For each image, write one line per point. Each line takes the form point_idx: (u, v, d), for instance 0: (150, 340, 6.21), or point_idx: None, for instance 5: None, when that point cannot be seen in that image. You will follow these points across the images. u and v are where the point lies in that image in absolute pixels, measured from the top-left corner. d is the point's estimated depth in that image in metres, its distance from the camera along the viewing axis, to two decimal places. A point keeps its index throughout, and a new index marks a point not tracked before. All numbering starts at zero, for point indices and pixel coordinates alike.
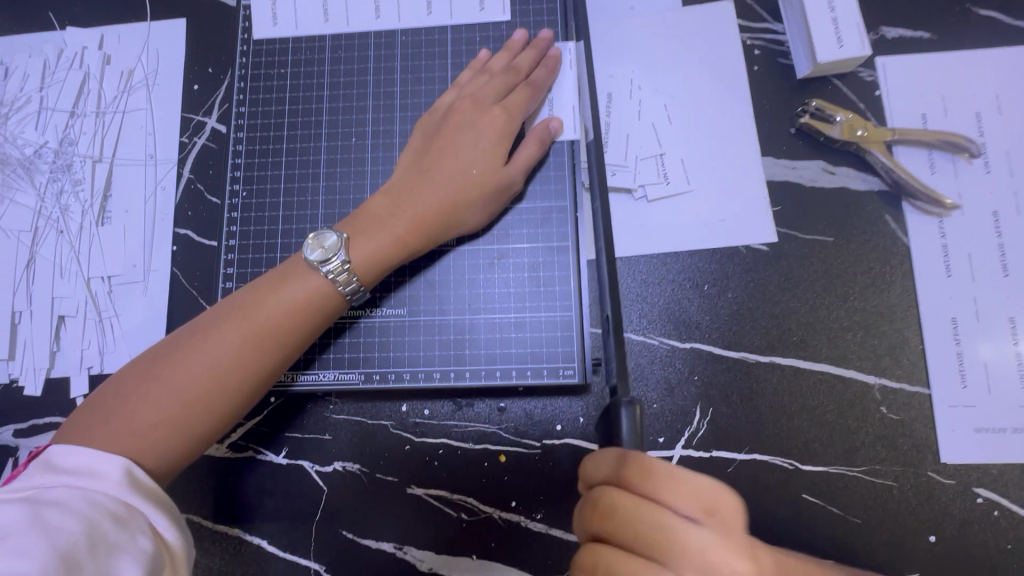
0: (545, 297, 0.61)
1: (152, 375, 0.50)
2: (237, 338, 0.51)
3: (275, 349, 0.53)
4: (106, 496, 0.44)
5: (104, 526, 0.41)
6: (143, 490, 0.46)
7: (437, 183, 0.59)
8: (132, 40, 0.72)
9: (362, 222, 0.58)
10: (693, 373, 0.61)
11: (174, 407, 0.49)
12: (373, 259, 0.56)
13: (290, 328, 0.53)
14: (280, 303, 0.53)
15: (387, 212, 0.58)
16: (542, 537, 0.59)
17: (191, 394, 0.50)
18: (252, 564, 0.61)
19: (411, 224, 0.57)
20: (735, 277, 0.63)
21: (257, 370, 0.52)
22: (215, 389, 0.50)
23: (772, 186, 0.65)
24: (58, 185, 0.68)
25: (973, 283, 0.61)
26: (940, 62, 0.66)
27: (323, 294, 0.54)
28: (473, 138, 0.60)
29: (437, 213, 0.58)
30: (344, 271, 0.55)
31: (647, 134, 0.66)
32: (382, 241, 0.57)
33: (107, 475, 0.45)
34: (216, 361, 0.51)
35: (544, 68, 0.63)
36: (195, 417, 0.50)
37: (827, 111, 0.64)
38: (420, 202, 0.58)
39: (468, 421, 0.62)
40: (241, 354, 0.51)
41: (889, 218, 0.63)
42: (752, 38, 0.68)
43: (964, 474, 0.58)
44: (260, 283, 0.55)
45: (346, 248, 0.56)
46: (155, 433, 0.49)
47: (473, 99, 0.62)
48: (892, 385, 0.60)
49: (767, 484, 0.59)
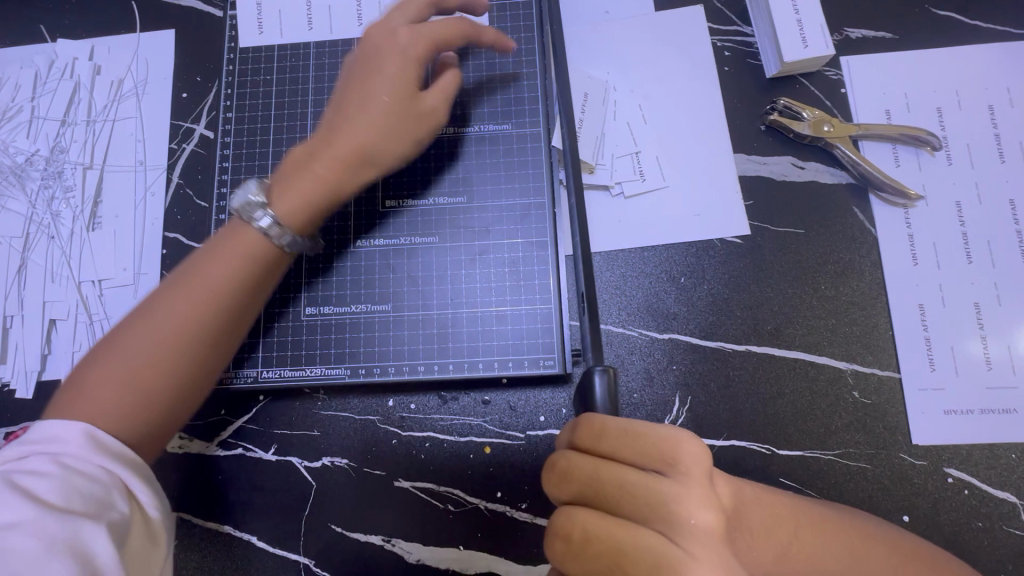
0: (526, 291, 0.63)
1: (102, 354, 0.46)
2: (185, 303, 0.48)
3: (223, 307, 0.49)
4: (74, 461, 0.41)
5: (80, 484, 0.40)
6: (114, 456, 0.43)
7: (358, 122, 0.57)
8: (122, 51, 0.74)
9: (286, 172, 0.56)
10: (671, 362, 0.63)
11: (138, 375, 0.45)
12: (300, 208, 0.54)
13: (236, 286, 0.50)
14: (223, 268, 0.50)
15: (311, 155, 0.56)
16: (528, 527, 0.61)
17: (145, 363, 0.46)
18: (242, 560, 0.62)
19: (333, 163, 0.56)
20: (710, 269, 0.65)
21: (216, 324, 0.49)
22: (172, 357, 0.47)
23: (744, 180, 0.67)
24: (49, 192, 0.70)
25: (938, 271, 0.64)
26: (901, 60, 0.69)
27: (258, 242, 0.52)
28: (382, 87, 0.58)
29: (354, 146, 0.57)
30: (275, 224, 0.52)
31: (623, 133, 0.69)
32: (308, 183, 0.55)
33: (70, 441, 0.42)
34: (167, 328, 0.47)
35: (452, 35, 0.61)
36: (153, 383, 0.46)
37: (795, 109, 0.67)
38: (340, 143, 0.56)
39: (454, 414, 0.63)
40: (192, 318, 0.48)
41: (856, 209, 0.66)
42: (721, 40, 0.71)
43: (935, 455, 0.60)
44: (201, 250, 0.52)
45: (267, 201, 0.53)
46: (115, 408, 0.44)
47: (394, 54, 0.59)
48: (864, 371, 0.62)
49: (745, 470, 0.60)
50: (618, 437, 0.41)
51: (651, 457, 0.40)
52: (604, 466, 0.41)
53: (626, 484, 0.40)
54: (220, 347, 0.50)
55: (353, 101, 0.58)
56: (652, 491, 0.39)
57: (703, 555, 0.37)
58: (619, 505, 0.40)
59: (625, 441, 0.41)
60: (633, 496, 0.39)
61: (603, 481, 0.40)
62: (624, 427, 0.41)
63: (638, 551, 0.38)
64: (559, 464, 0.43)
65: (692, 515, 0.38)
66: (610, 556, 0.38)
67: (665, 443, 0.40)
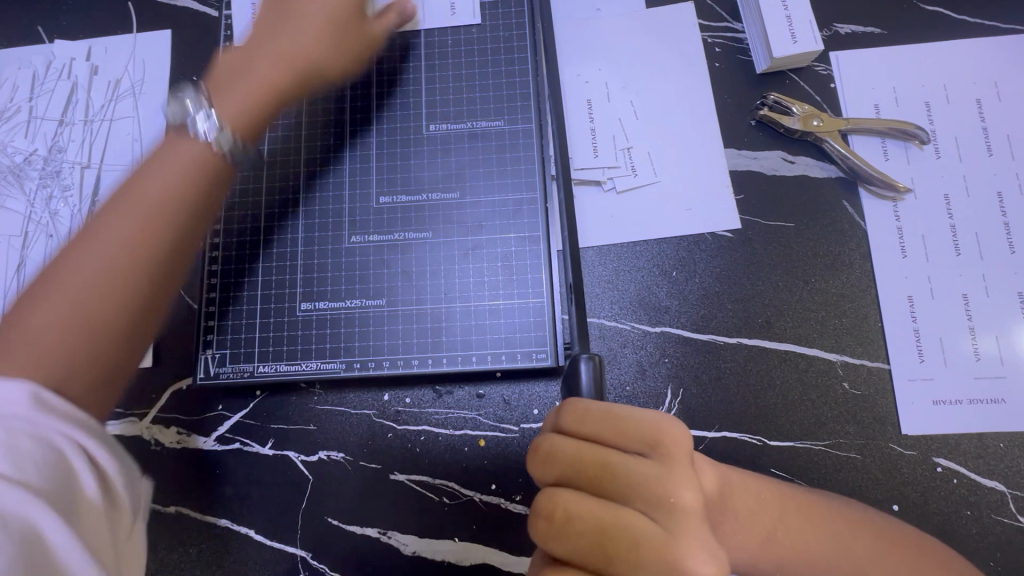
0: (519, 285, 0.64)
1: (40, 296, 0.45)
2: (132, 221, 0.48)
3: (178, 208, 0.50)
4: (14, 422, 0.39)
5: (46, 462, 0.39)
6: (56, 412, 0.40)
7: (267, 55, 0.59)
8: (119, 51, 0.75)
9: (222, 76, 0.58)
10: (663, 355, 0.64)
11: (65, 312, 0.45)
12: (242, 109, 0.56)
13: (182, 182, 0.50)
14: (165, 175, 0.50)
15: (244, 64, 0.58)
16: (522, 518, 0.61)
17: (81, 301, 0.45)
18: (240, 553, 0.62)
19: (268, 83, 0.58)
20: (702, 263, 0.66)
21: (144, 207, 0.48)
22: (108, 303, 0.46)
23: (734, 175, 0.68)
24: (47, 191, 0.71)
25: (926, 262, 0.64)
26: (890, 55, 0.70)
27: (200, 157, 0.52)
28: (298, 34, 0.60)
29: (280, 69, 0.58)
30: (224, 132, 0.53)
31: (615, 129, 0.69)
32: (245, 91, 0.57)
33: (11, 402, 0.39)
34: (109, 260, 0.46)
35: (393, 14, 0.67)
36: (93, 328, 0.45)
37: (785, 103, 0.67)
38: (254, 71, 0.58)
39: (448, 407, 0.64)
40: (131, 230, 0.47)
41: (846, 203, 0.66)
42: (712, 36, 0.71)
43: (924, 445, 0.60)
44: (149, 159, 0.52)
45: (206, 100, 0.54)
46: (47, 343, 0.43)
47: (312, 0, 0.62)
48: (854, 362, 0.63)
49: (736, 460, 0.61)
50: (603, 419, 0.42)
51: (634, 439, 0.41)
52: (587, 446, 0.41)
53: (607, 465, 0.40)
54: (165, 290, 0.50)
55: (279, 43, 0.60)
56: (634, 471, 0.40)
57: (683, 532, 0.38)
58: (602, 485, 0.40)
59: (609, 423, 0.41)
60: (616, 476, 0.40)
61: (585, 461, 0.41)
62: (609, 410, 0.42)
63: (621, 529, 0.38)
64: (543, 445, 0.42)
65: (672, 493, 0.39)
66: (594, 534, 0.38)
67: (650, 425, 0.41)
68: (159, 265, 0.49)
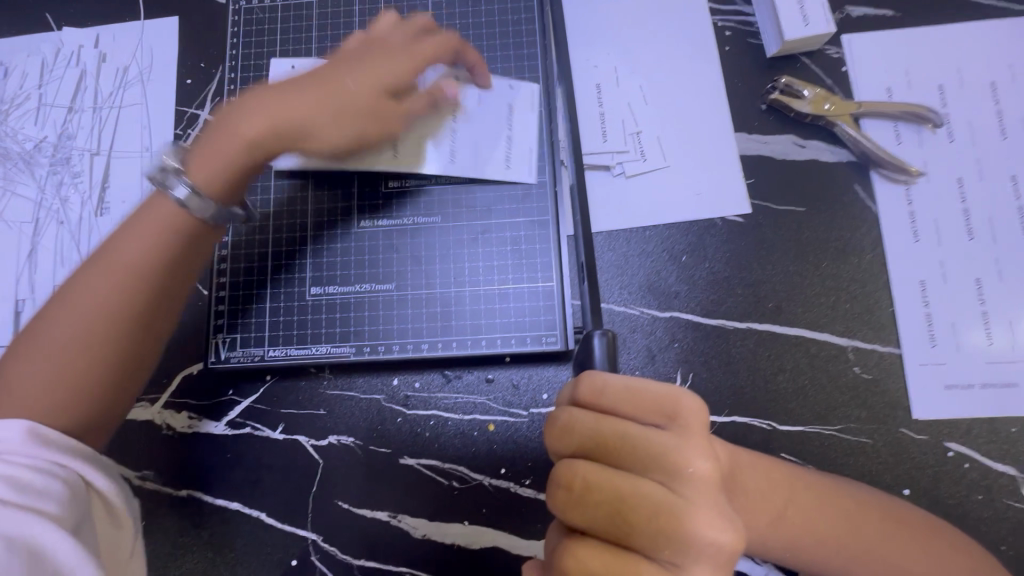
0: (528, 270, 0.64)
1: (42, 347, 0.50)
2: (106, 280, 0.51)
3: (151, 288, 0.52)
4: (16, 454, 0.45)
5: (28, 476, 0.44)
6: (54, 444, 0.47)
7: (291, 100, 0.58)
8: (127, 39, 0.75)
9: (219, 123, 0.58)
10: (673, 340, 0.64)
11: (59, 366, 0.49)
12: (213, 162, 0.55)
13: (153, 263, 0.53)
14: (121, 243, 0.53)
15: (294, 99, 0.58)
16: (531, 502, 0.62)
17: (70, 354, 0.50)
18: (251, 536, 0.63)
19: (255, 124, 0.56)
20: (711, 248, 0.66)
21: (128, 265, 0.52)
22: (90, 347, 0.50)
23: (745, 159, 0.67)
24: (57, 177, 0.71)
25: (939, 247, 0.64)
26: (902, 37, 0.69)
27: (170, 223, 0.54)
28: (356, 67, 0.60)
29: (264, 120, 0.57)
30: (190, 192, 0.54)
31: (624, 114, 0.69)
32: (219, 142, 0.56)
33: (9, 437, 0.46)
34: (88, 311, 0.50)
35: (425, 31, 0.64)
36: (77, 373, 0.50)
37: (795, 86, 0.67)
38: (266, 109, 0.57)
39: (458, 392, 0.64)
40: (106, 284, 0.51)
41: (857, 187, 0.66)
42: (722, 20, 0.71)
43: (935, 429, 0.60)
44: (122, 227, 0.55)
45: (184, 164, 0.55)
46: (37, 393, 0.48)
47: (379, 38, 0.62)
48: (865, 346, 0.62)
49: (746, 445, 0.61)
50: (621, 393, 0.42)
51: (652, 412, 0.41)
52: (607, 419, 0.41)
53: (626, 436, 0.40)
54: (141, 340, 0.53)
55: (321, 84, 0.59)
56: (652, 443, 0.39)
57: (700, 502, 0.38)
58: (621, 458, 0.40)
59: (628, 397, 0.41)
60: (635, 448, 0.40)
61: (604, 434, 0.41)
62: (628, 383, 0.42)
63: (639, 499, 0.38)
64: (561, 417, 0.42)
65: (691, 465, 0.39)
66: (611, 504, 0.39)
67: (666, 398, 0.41)
68: (135, 326, 0.52)
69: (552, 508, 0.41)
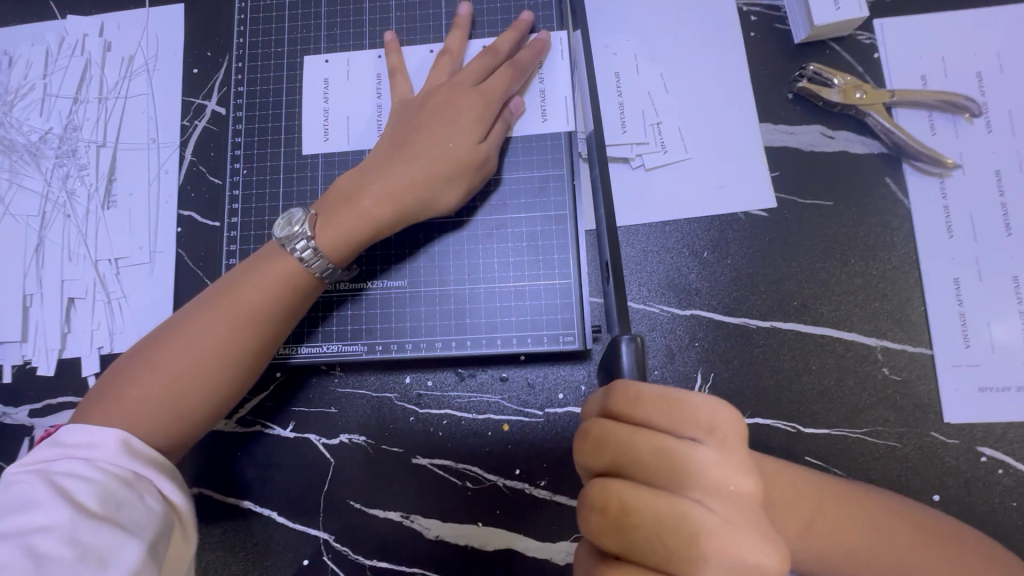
0: (544, 266, 0.62)
1: (143, 374, 0.51)
2: (218, 318, 0.53)
3: (260, 328, 0.54)
4: (108, 464, 0.46)
5: (112, 488, 0.44)
6: (144, 457, 0.48)
7: (410, 163, 0.58)
8: (132, 27, 0.73)
9: (334, 199, 0.58)
10: (693, 339, 0.62)
11: (159, 400, 0.51)
12: (341, 237, 0.57)
13: (268, 304, 0.55)
14: (258, 282, 0.55)
15: (377, 167, 0.59)
16: (547, 503, 0.60)
17: (173, 388, 0.51)
18: (263, 535, 0.62)
19: (381, 201, 0.57)
20: (735, 244, 0.63)
21: (244, 306, 0.54)
22: (196, 378, 0.52)
23: (770, 151, 0.64)
24: (63, 170, 0.70)
25: (975, 243, 0.61)
26: (939, 21, 0.65)
27: (295, 275, 0.56)
28: (450, 120, 0.60)
29: (409, 188, 0.58)
30: (311, 250, 0.56)
31: (644, 104, 0.66)
32: (352, 216, 0.57)
33: (108, 447, 0.47)
34: (197, 344, 0.52)
35: (529, 49, 0.63)
36: (180, 398, 0.51)
37: (825, 75, 0.64)
38: (388, 179, 0.58)
39: (471, 391, 0.63)
40: (223, 327, 0.53)
41: (889, 180, 0.63)
42: (747, 4, 0.68)
43: (968, 433, 0.58)
44: (244, 267, 0.57)
45: (313, 226, 0.57)
46: (141, 412, 0.50)
47: (452, 85, 0.62)
48: (894, 347, 0.60)
49: (769, 448, 0.59)
50: (655, 404, 0.39)
51: (689, 424, 0.39)
52: (642, 433, 0.39)
53: (665, 452, 0.38)
54: (243, 375, 0.54)
55: (407, 147, 0.59)
56: (692, 459, 0.38)
57: (742, 522, 0.36)
58: (659, 474, 0.38)
59: (665, 409, 0.39)
60: (672, 463, 0.38)
61: (641, 449, 0.39)
62: (663, 393, 0.39)
63: (679, 520, 0.36)
64: (594, 432, 0.41)
65: (730, 482, 0.37)
66: (649, 525, 0.37)
67: (705, 411, 0.39)
68: (241, 362, 0.54)
69: (585, 529, 0.39)
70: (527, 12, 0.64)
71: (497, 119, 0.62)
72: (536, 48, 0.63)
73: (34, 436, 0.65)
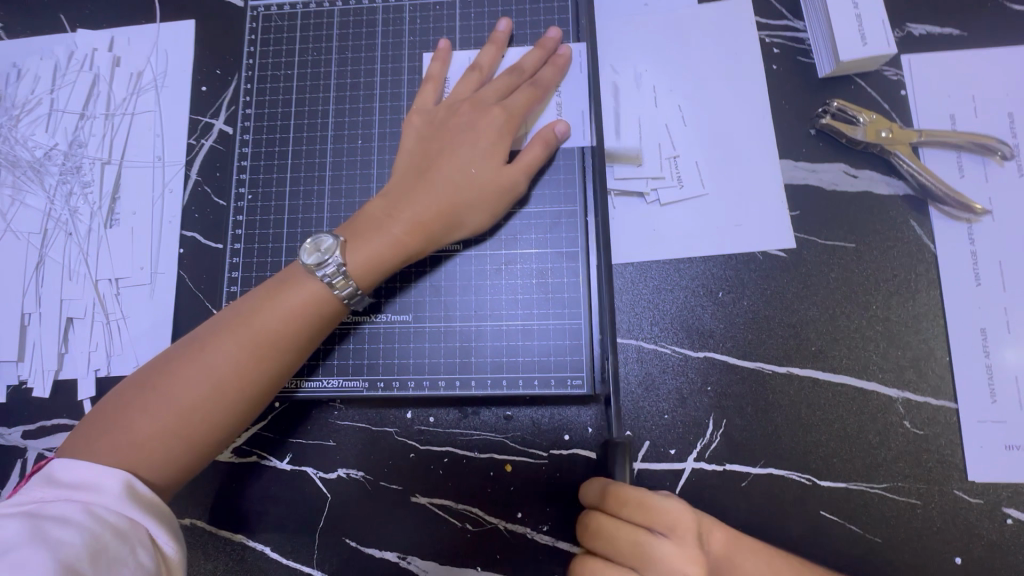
0: (554, 304, 0.60)
1: (153, 399, 0.49)
2: (236, 345, 0.51)
3: (277, 357, 0.52)
4: (106, 510, 0.44)
5: (106, 538, 0.42)
6: (143, 502, 0.46)
7: (434, 188, 0.57)
8: (142, 42, 0.72)
9: (360, 224, 0.56)
10: (706, 383, 0.59)
11: (169, 427, 0.49)
12: (370, 263, 0.55)
13: (287, 332, 0.53)
14: (279, 308, 0.53)
15: (402, 192, 0.57)
16: (549, 550, 0.58)
17: (184, 415, 0.49)
18: (254, 570, 0.60)
19: (410, 226, 0.56)
20: (751, 284, 0.61)
21: (263, 330, 0.52)
22: (209, 408, 0.50)
23: (791, 189, 0.62)
24: (67, 187, 0.69)
25: (1003, 292, 0.59)
26: (969, 60, 0.63)
27: (319, 299, 0.54)
28: (472, 140, 0.58)
29: (434, 212, 0.56)
30: (341, 275, 0.54)
31: (660, 136, 0.64)
32: (380, 242, 0.55)
33: (108, 488, 0.45)
34: (212, 373, 0.50)
35: (552, 66, 0.61)
36: (191, 429, 0.49)
37: (850, 112, 0.62)
38: (414, 203, 0.56)
39: (474, 429, 0.61)
40: (242, 352, 0.51)
41: (914, 224, 0.61)
42: (771, 36, 0.66)
43: (993, 493, 0.55)
44: (263, 288, 0.55)
45: (342, 251, 0.54)
46: (154, 444, 0.48)
47: (475, 100, 0.60)
48: (917, 399, 0.58)
49: (782, 499, 0.56)
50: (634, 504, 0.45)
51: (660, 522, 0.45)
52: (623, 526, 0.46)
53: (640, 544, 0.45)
54: (257, 401, 0.53)
55: (429, 170, 0.58)
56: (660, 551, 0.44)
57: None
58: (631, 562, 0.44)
59: (639, 508, 0.45)
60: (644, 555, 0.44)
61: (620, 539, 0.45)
62: (640, 497, 0.45)
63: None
64: (588, 523, 0.47)
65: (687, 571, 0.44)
66: None
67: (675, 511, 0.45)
68: (255, 390, 0.52)
69: None
70: (555, 29, 0.63)
71: (536, 140, 0.59)
72: (558, 64, 0.61)
73: (27, 458, 0.64)
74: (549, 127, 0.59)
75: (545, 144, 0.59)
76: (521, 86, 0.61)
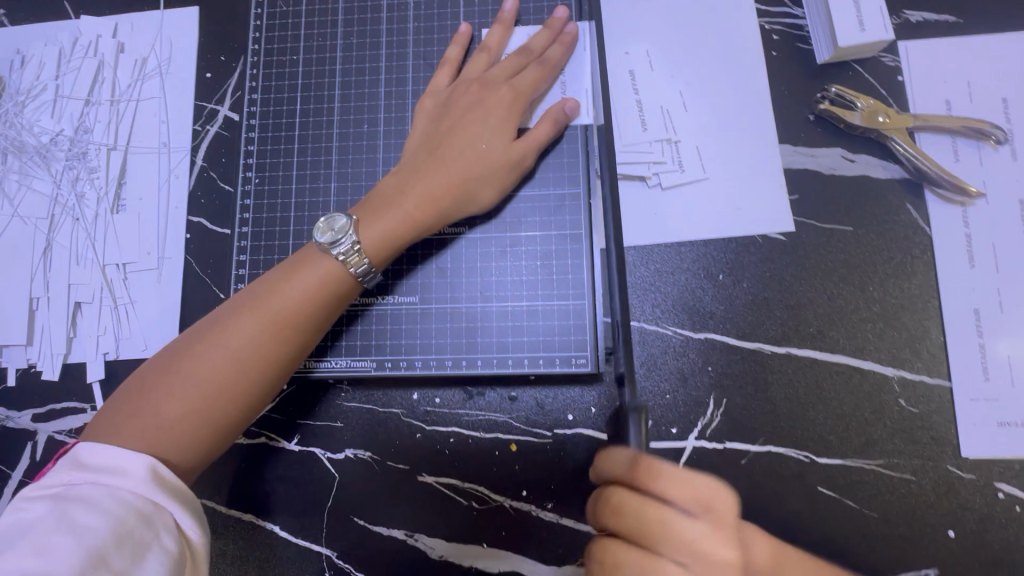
0: (558, 286, 0.61)
1: (175, 381, 0.50)
2: (254, 325, 0.52)
3: (295, 335, 0.53)
4: (131, 494, 0.44)
5: (129, 524, 0.42)
6: (168, 486, 0.46)
7: (445, 163, 0.58)
8: (146, 28, 0.72)
9: (374, 202, 0.57)
10: (706, 363, 0.61)
11: (192, 410, 0.49)
12: (386, 240, 0.56)
13: (303, 311, 0.53)
14: (295, 287, 0.53)
15: (415, 169, 0.58)
16: (553, 527, 0.59)
17: (207, 396, 0.50)
18: (264, 548, 0.61)
19: (423, 202, 0.57)
20: (750, 267, 0.62)
21: (280, 309, 0.53)
22: (231, 387, 0.51)
23: (790, 173, 0.63)
24: (73, 172, 0.69)
25: (996, 273, 0.60)
26: (965, 47, 0.64)
27: (333, 277, 0.54)
28: (482, 117, 0.59)
29: (448, 187, 0.57)
30: (355, 253, 0.55)
31: (662, 121, 0.65)
32: (393, 219, 0.56)
33: (133, 472, 0.45)
34: (233, 353, 0.51)
35: (559, 45, 0.62)
36: (215, 409, 0.50)
37: (847, 97, 0.63)
38: (426, 180, 0.57)
39: (480, 410, 0.62)
40: (260, 332, 0.52)
41: (911, 207, 0.62)
42: (771, 22, 0.66)
43: (986, 469, 0.57)
44: (278, 270, 0.56)
45: (356, 230, 0.55)
46: (179, 426, 0.49)
47: (484, 80, 0.61)
48: (911, 377, 0.59)
49: (780, 475, 0.58)
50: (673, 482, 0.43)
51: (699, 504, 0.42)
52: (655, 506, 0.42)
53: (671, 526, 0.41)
54: (277, 379, 0.54)
55: (442, 146, 0.59)
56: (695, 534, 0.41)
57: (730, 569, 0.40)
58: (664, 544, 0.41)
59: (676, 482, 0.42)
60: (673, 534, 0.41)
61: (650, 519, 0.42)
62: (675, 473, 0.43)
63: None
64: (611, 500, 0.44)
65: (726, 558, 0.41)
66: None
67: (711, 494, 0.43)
68: (274, 368, 0.53)
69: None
70: (563, 8, 0.63)
71: (545, 117, 0.60)
72: (565, 43, 0.62)
73: (36, 441, 0.64)
74: (560, 105, 0.60)
75: (556, 121, 0.60)
76: (529, 66, 0.62)
